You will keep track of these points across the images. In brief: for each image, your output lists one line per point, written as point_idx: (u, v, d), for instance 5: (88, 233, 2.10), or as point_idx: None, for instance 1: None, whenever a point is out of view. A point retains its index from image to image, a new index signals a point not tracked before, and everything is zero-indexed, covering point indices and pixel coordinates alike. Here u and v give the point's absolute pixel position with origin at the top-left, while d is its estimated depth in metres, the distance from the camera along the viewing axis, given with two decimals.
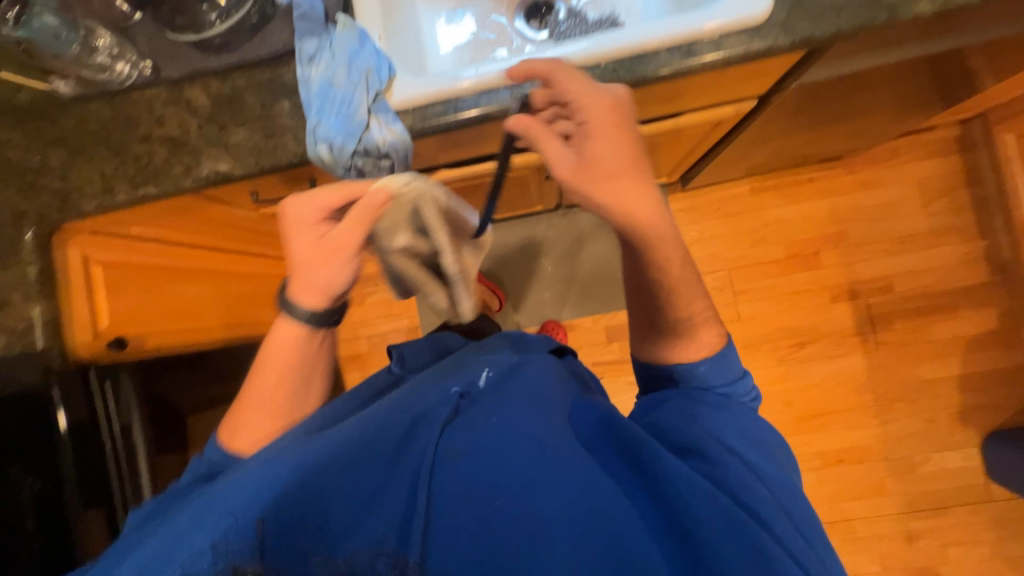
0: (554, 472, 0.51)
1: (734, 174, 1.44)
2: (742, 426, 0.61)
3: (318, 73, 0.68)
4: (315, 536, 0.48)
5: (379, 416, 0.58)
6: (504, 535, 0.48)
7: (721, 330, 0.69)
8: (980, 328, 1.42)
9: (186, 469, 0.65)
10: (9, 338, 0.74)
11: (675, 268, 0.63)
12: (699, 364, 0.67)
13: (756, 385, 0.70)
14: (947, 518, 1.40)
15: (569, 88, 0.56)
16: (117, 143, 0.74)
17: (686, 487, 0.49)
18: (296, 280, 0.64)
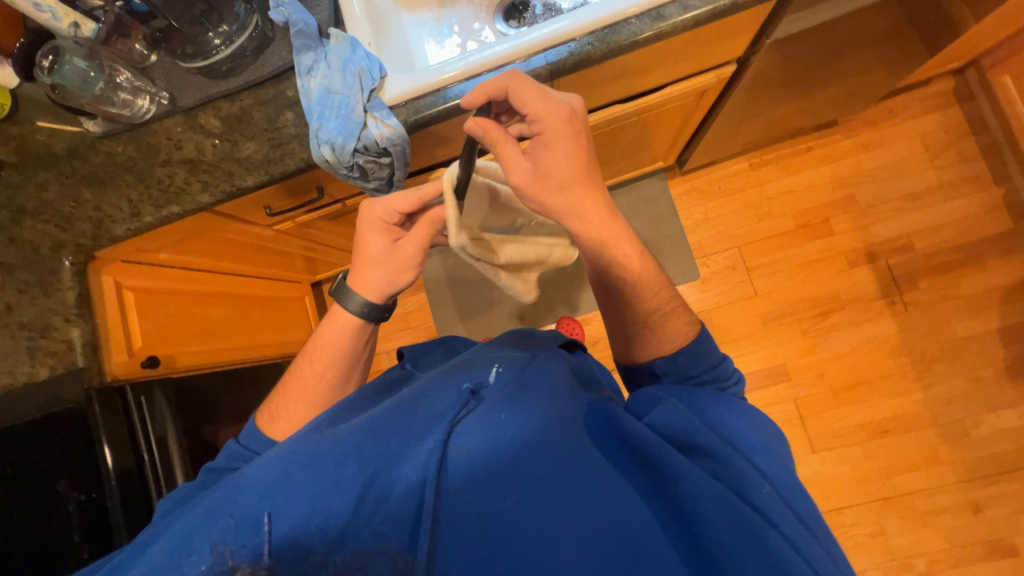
0: (563, 475, 0.53)
1: (730, 151, 1.46)
2: (739, 416, 0.61)
3: (316, 82, 0.73)
4: (322, 535, 0.49)
5: (384, 414, 0.55)
6: (516, 532, 0.50)
7: (691, 318, 0.70)
8: (1013, 277, 1.36)
9: (222, 451, 0.71)
10: (54, 359, 0.79)
11: (634, 264, 0.68)
12: (676, 355, 0.68)
13: (741, 371, 0.71)
14: (1014, 483, 1.29)
15: (527, 102, 0.58)
16: (141, 170, 0.80)
17: (698, 491, 0.51)
18: (363, 271, 0.70)
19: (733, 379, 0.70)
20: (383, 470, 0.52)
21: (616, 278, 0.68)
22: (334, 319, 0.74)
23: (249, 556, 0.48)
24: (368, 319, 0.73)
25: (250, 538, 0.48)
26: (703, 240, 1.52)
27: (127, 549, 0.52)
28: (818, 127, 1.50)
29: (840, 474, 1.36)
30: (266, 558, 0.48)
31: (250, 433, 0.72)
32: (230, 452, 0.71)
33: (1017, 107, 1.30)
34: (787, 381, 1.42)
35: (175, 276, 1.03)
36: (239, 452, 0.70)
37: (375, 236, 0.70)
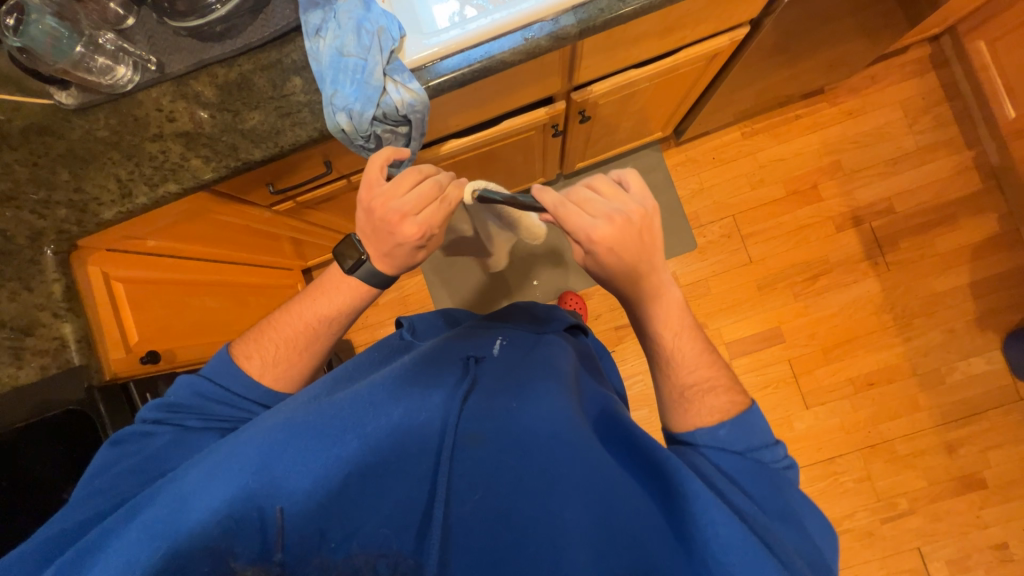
0: (575, 468, 0.48)
1: (725, 121, 1.47)
2: (764, 480, 0.50)
3: (327, 44, 0.68)
4: (316, 529, 0.46)
5: (387, 386, 0.56)
6: (525, 537, 0.44)
7: (740, 400, 0.57)
8: (982, 234, 1.46)
9: (188, 383, 0.63)
10: (45, 359, 0.72)
11: (678, 335, 0.61)
12: (717, 427, 0.54)
13: (795, 460, 0.54)
14: (983, 423, 1.41)
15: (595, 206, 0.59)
16: (128, 147, 0.73)
17: (719, 513, 0.43)
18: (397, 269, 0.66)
19: (785, 466, 0.53)
20: (387, 449, 0.50)
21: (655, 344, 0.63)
22: (333, 278, 0.68)
23: (254, 558, 0.43)
24: (371, 288, 0.68)
25: (249, 538, 0.44)
26: (699, 210, 1.54)
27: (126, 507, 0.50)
28: (806, 96, 1.53)
29: (831, 426, 1.44)
30: (278, 554, 0.44)
31: (223, 371, 0.65)
32: (196, 388, 0.63)
33: (990, 71, 1.37)
34: (782, 343, 1.48)
35: (164, 264, 0.94)
36: (212, 392, 0.63)
37: (409, 253, 0.64)
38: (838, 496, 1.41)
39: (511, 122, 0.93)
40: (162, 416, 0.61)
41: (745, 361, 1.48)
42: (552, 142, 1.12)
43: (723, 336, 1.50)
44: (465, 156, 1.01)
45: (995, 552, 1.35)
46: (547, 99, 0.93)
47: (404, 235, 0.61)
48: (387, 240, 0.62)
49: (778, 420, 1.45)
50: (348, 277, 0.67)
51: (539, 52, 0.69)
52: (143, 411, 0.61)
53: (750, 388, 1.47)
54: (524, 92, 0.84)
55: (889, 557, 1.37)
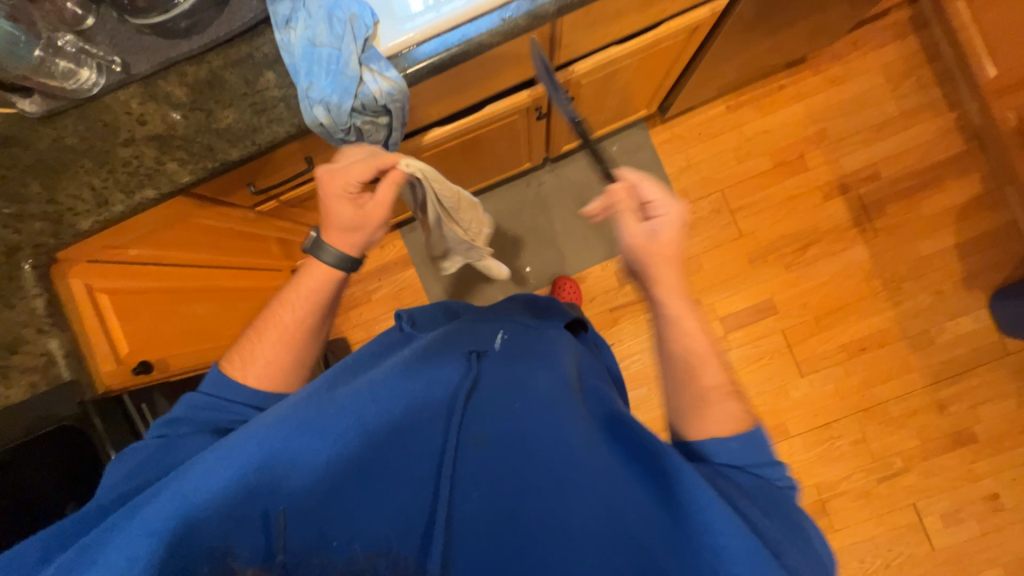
0: (580, 468, 0.49)
1: (709, 95, 1.46)
2: (766, 496, 0.51)
3: (298, 35, 0.66)
4: (317, 530, 0.45)
5: (389, 379, 0.55)
6: (529, 536, 0.46)
7: (751, 411, 0.58)
8: (967, 195, 1.47)
9: (182, 401, 0.63)
10: (36, 376, 0.70)
11: (693, 337, 0.61)
12: (730, 439, 0.54)
13: (796, 480, 0.55)
14: (972, 380, 1.44)
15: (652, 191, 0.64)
16: (100, 153, 0.70)
17: (728, 525, 0.42)
18: (336, 238, 0.69)
19: (787, 486, 0.54)
20: (390, 447, 0.50)
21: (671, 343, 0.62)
22: (314, 269, 0.70)
23: (254, 560, 0.42)
24: (345, 271, 0.71)
25: (250, 538, 0.44)
26: (688, 187, 1.54)
27: (130, 504, 0.48)
28: (789, 65, 1.52)
29: (826, 393, 1.47)
30: (280, 554, 0.43)
31: (215, 382, 0.64)
32: (192, 402, 0.62)
33: (970, 30, 1.37)
34: (774, 314, 1.50)
35: (152, 273, 0.92)
36: (205, 400, 0.63)
37: (340, 218, 0.68)
38: (834, 459, 1.44)
39: (493, 107, 0.91)
40: (163, 431, 0.60)
41: (739, 334, 1.50)
42: (536, 126, 1.10)
43: (716, 311, 1.51)
44: (450, 144, 1.00)
45: (987, 503, 1.40)
46: (528, 81, 0.91)
47: (326, 195, 0.66)
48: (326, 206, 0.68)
49: (773, 389, 1.48)
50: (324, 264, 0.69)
51: (518, 32, 0.67)
52: (149, 432, 0.60)
53: (745, 360, 1.49)
54: (505, 76, 0.82)
55: (885, 514, 1.42)
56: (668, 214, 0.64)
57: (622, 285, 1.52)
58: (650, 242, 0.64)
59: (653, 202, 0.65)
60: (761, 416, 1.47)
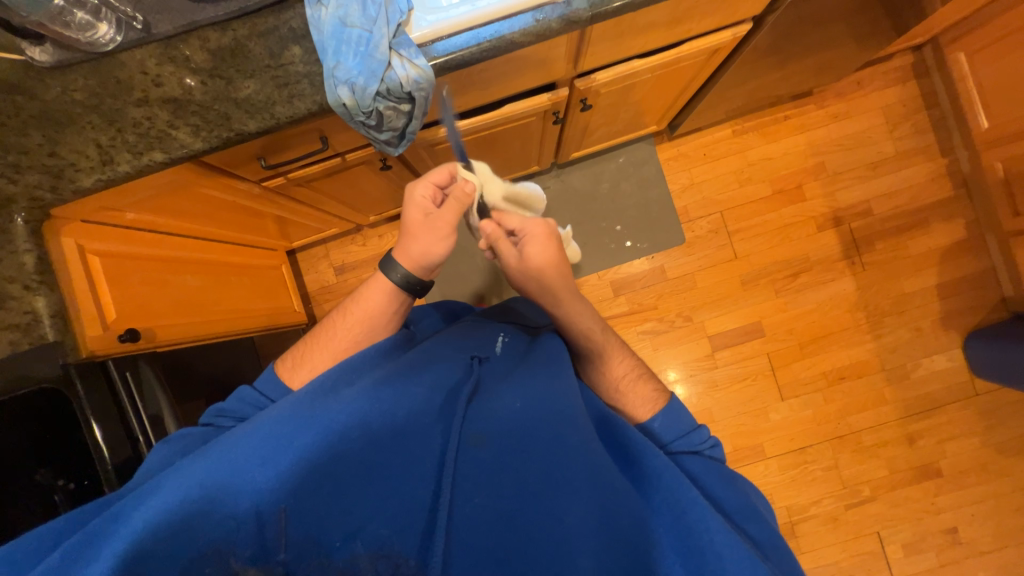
0: (581, 472, 0.49)
1: (718, 117, 1.49)
2: (720, 479, 0.56)
3: (329, 13, 0.65)
4: (320, 525, 0.45)
5: (392, 380, 0.54)
6: (531, 540, 0.46)
7: (662, 385, 0.69)
8: (951, 239, 1.54)
9: (235, 394, 0.63)
10: (16, 334, 0.68)
11: (598, 334, 0.71)
12: (653, 419, 0.63)
13: (717, 440, 0.62)
14: (942, 416, 1.50)
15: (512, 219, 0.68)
16: (110, 110, 0.68)
17: (714, 523, 0.46)
18: (400, 245, 0.66)
19: (711, 445, 0.61)
20: (392, 447, 0.49)
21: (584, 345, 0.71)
22: (378, 286, 0.66)
23: (253, 558, 0.43)
24: (411, 293, 0.67)
25: (247, 537, 0.43)
26: (689, 205, 1.57)
27: (128, 497, 0.46)
28: (795, 97, 1.57)
29: (805, 418, 1.51)
30: (282, 553, 0.44)
31: (269, 381, 0.64)
32: (244, 397, 0.63)
33: (968, 81, 1.43)
34: (762, 337, 1.53)
35: (143, 240, 0.90)
36: (256, 399, 0.63)
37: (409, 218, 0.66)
38: (807, 483, 1.48)
39: (512, 107, 0.91)
40: (213, 420, 0.62)
41: (726, 354, 1.53)
42: (551, 130, 1.11)
43: (706, 329, 1.54)
44: (465, 139, 1.00)
45: (946, 536, 1.45)
46: (549, 85, 0.92)
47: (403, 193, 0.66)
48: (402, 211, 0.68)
49: (754, 410, 1.51)
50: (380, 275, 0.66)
51: (549, 35, 0.68)
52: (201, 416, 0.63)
53: (730, 379, 1.52)
54: (529, 76, 0.83)
55: (851, 540, 1.46)
56: (532, 235, 0.66)
57: (616, 295, 1.55)
58: (524, 267, 0.67)
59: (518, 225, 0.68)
60: (740, 435, 1.50)
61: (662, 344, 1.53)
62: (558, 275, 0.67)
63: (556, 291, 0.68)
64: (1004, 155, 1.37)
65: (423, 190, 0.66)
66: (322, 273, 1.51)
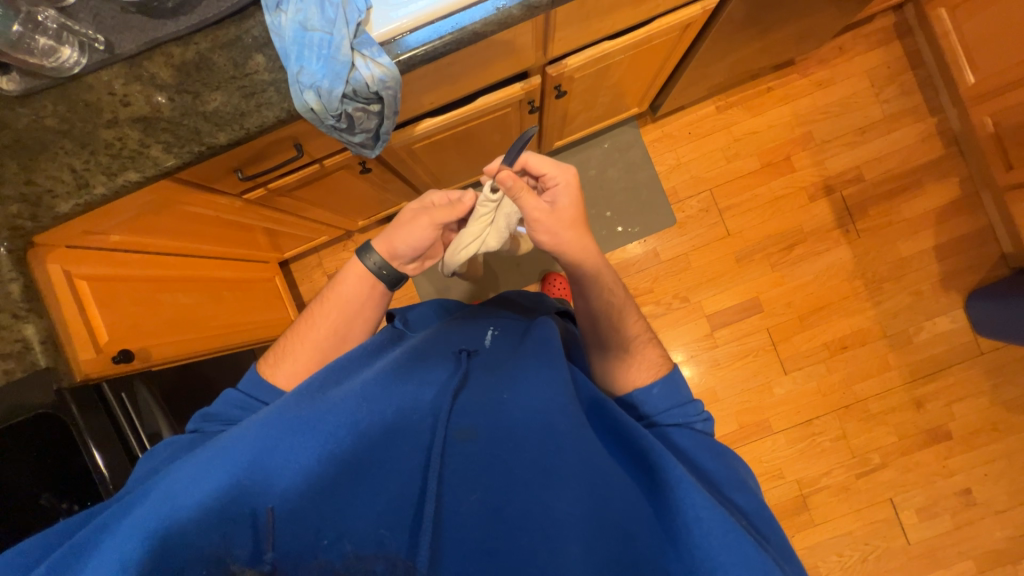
0: (568, 459, 0.48)
1: (700, 94, 1.48)
2: (711, 453, 0.57)
3: (288, 18, 0.65)
4: (312, 529, 0.45)
5: (380, 380, 0.54)
6: (517, 529, 0.45)
7: (667, 352, 0.70)
8: (946, 199, 1.52)
9: (219, 397, 0.64)
10: (8, 363, 0.69)
11: (618, 292, 0.70)
12: (652, 386, 0.64)
13: (711, 415, 0.63)
14: (947, 378, 1.49)
15: (543, 164, 0.65)
16: (81, 134, 0.68)
17: (699, 499, 0.45)
18: (386, 231, 0.70)
19: (702, 420, 0.62)
20: (379, 446, 0.49)
21: (605, 306, 0.69)
22: (353, 270, 0.70)
23: (249, 559, 0.43)
24: (383, 283, 0.70)
25: (245, 537, 0.44)
26: (678, 185, 1.55)
27: (117, 505, 0.46)
28: (777, 68, 1.55)
29: (809, 390, 1.50)
30: (269, 554, 0.43)
31: (251, 380, 0.66)
32: (230, 400, 0.64)
33: (950, 38, 1.41)
34: (760, 312, 1.52)
35: (132, 261, 0.90)
36: (241, 400, 0.64)
37: (413, 214, 0.70)
38: (816, 455, 1.47)
39: (485, 99, 0.91)
40: (200, 425, 0.62)
41: (726, 332, 1.52)
42: (529, 119, 1.10)
43: (704, 308, 1.53)
44: (442, 135, 0.99)
45: (960, 497, 1.44)
46: (521, 74, 0.91)
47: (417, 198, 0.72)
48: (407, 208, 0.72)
49: (758, 386, 1.50)
50: (355, 263, 0.70)
51: (511, 22, 0.67)
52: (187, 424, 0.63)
53: (730, 357, 1.51)
54: (498, 66, 0.82)
55: (864, 508, 1.45)
56: (564, 183, 0.65)
57: None
58: (554, 216, 0.65)
59: (544, 174, 0.66)
60: (746, 412, 1.50)
61: (660, 327, 1.53)
62: (582, 230, 0.67)
63: (583, 247, 0.66)
64: (993, 110, 1.35)
65: (436, 197, 0.71)
66: (317, 282, 1.51)
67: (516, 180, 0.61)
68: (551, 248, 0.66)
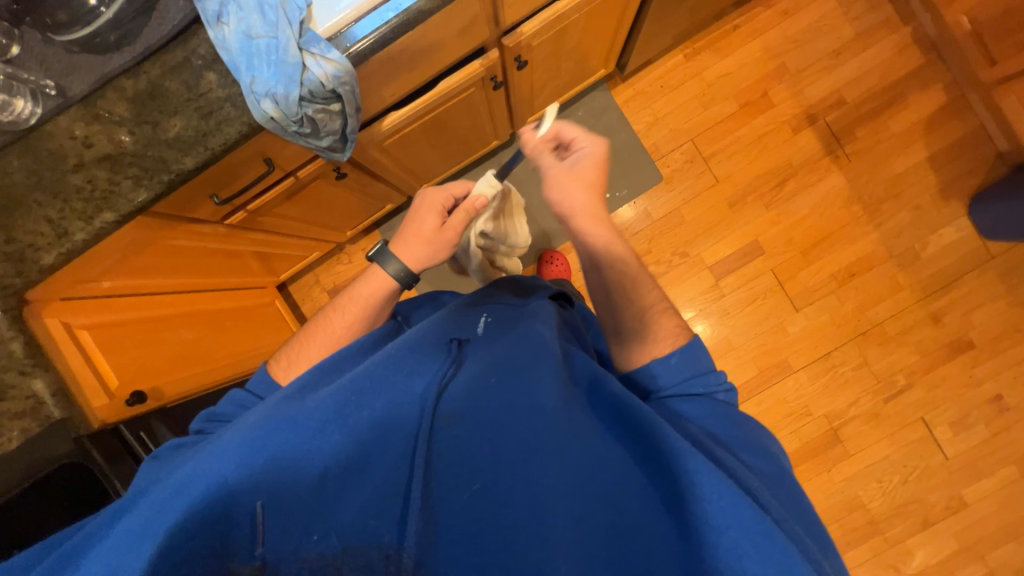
0: (560, 437, 0.49)
1: (666, 45, 1.45)
2: (732, 421, 0.57)
3: (231, 29, 0.64)
4: (301, 526, 0.45)
5: (368, 376, 0.52)
6: (506, 506, 0.46)
7: (686, 324, 0.67)
8: (933, 107, 1.48)
9: (227, 398, 0.64)
10: (23, 422, 0.69)
11: (632, 264, 0.69)
12: (670, 356, 0.62)
13: (735, 385, 0.62)
14: (962, 287, 1.46)
15: (576, 130, 0.72)
16: (50, 183, 0.68)
17: (700, 465, 0.45)
18: (405, 244, 0.70)
19: (724, 390, 0.62)
20: (367, 441, 0.49)
21: (615, 274, 0.68)
22: (375, 276, 0.69)
23: (246, 556, 0.44)
24: (401, 285, 0.69)
25: (242, 533, 0.44)
26: (658, 141, 1.53)
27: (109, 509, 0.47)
28: (740, 4, 1.52)
29: (823, 322, 1.48)
30: (259, 548, 0.44)
31: (262, 381, 0.66)
32: (236, 399, 0.64)
33: None
34: (762, 254, 1.50)
35: (129, 304, 0.89)
36: (245, 399, 0.64)
37: (428, 223, 0.70)
38: (840, 387, 1.46)
39: (447, 82, 0.89)
40: (204, 425, 0.62)
41: (731, 280, 1.50)
42: (496, 97, 1.08)
43: (705, 260, 1.51)
44: (412, 128, 0.98)
45: (991, 405, 1.43)
46: (478, 50, 0.90)
47: (414, 202, 0.72)
48: (409, 215, 0.72)
49: (771, 328, 1.49)
50: (376, 269, 0.69)
51: None
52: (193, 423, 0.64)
53: (740, 304, 1.50)
54: (453, 46, 0.81)
55: (896, 432, 1.44)
56: (588, 149, 0.70)
57: None
58: (568, 175, 0.70)
59: (575, 141, 0.72)
60: (763, 355, 1.48)
61: (665, 285, 1.51)
62: (596, 198, 0.70)
63: (592, 210, 0.69)
64: None
65: (439, 198, 0.72)
66: (317, 299, 1.51)
67: (538, 142, 0.72)
68: (558, 204, 0.70)
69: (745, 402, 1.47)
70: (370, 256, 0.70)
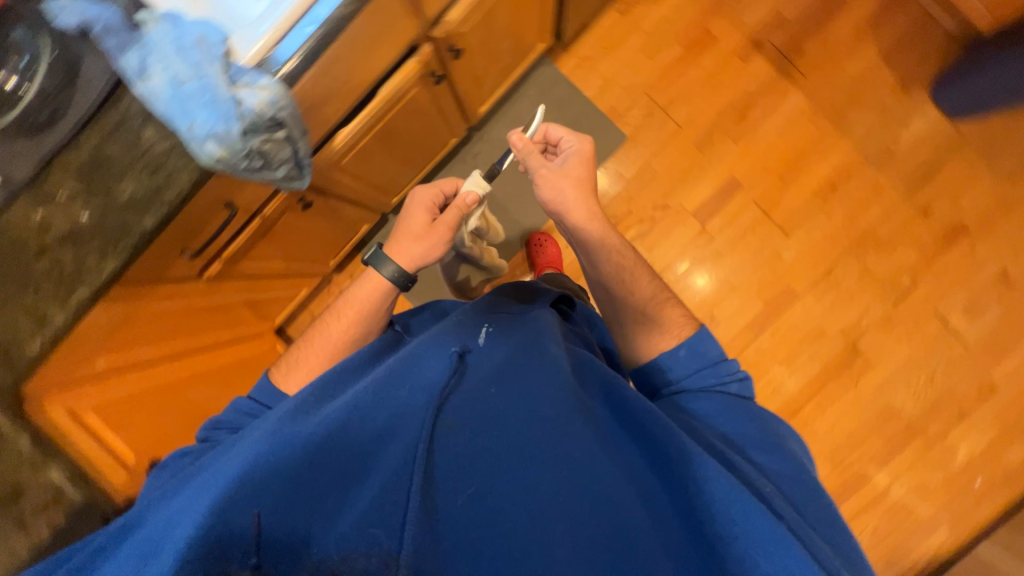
0: (569, 440, 0.50)
1: (598, 5, 1.44)
2: (744, 415, 0.60)
3: (156, 79, 0.62)
4: (300, 541, 0.44)
5: (372, 391, 0.52)
6: (511, 505, 0.47)
7: (688, 312, 0.73)
8: (873, 5, 1.48)
9: (231, 406, 0.65)
10: (48, 514, 0.68)
11: (631, 260, 0.75)
12: (675, 350, 0.67)
13: (750, 374, 0.66)
14: (944, 174, 1.46)
15: (563, 132, 0.75)
16: (16, 275, 0.67)
17: (711, 470, 0.48)
18: (399, 245, 0.71)
19: (739, 378, 0.65)
20: (370, 455, 0.49)
21: (615, 270, 0.73)
22: (368, 280, 0.70)
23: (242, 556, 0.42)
24: (398, 288, 0.70)
25: (239, 541, 0.43)
26: (614, 102, 1.52)
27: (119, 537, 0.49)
28: None
29: (817, 241, 1.48)
30: (254, 557, 0.42)
31: (264, 388, 0.66)
32: (239, 406, 0.65)
33: None
34: (741, 188, 1.50)
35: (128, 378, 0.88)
36: (251, 407, 0.64)
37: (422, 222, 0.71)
38: (847, 300, 1.46)
39: (387, 88, 0.89)
40: (210, 433, 0.63)
41: (717, 221, 1.50)
42: (440, 93, 1.08)
43: (687, 207, 1.51)
44: (365, 142, 0.98)
45: (999, 282, 1.43)
46: (410, 49, 0.89)
47: (404, 202, 0.73)
48: (399, 216, 0.73)
49: (767, 258, 1.48)
50: (370, 270, 0.70)
51: None
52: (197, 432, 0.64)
53: (731, 242, 1.49)
54: (383, 50, 0.80)
55: (913, 330, 1.44)
56: (577, 149, 0.74)
57: None
58: (562, 178, 0.73)
59: (562, 142, 0.76)
60: (766, 286, 1.48)
61: (654, 241, 1.51)
62: (586, 195, 0.74)
63: (589, 210, 0.73)
64: None
65: (431, 196, 0.74)
66: None
67: (526, 143, 0.74)
68: (552, 204, 0.74)
69: (759, 337, 1.47)
70: (364, 259, 0.70)
